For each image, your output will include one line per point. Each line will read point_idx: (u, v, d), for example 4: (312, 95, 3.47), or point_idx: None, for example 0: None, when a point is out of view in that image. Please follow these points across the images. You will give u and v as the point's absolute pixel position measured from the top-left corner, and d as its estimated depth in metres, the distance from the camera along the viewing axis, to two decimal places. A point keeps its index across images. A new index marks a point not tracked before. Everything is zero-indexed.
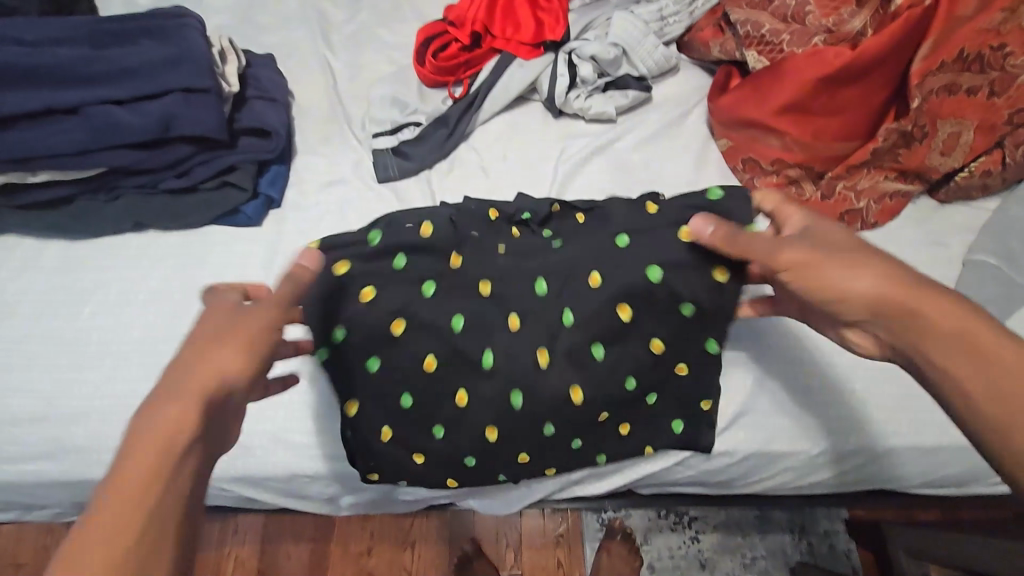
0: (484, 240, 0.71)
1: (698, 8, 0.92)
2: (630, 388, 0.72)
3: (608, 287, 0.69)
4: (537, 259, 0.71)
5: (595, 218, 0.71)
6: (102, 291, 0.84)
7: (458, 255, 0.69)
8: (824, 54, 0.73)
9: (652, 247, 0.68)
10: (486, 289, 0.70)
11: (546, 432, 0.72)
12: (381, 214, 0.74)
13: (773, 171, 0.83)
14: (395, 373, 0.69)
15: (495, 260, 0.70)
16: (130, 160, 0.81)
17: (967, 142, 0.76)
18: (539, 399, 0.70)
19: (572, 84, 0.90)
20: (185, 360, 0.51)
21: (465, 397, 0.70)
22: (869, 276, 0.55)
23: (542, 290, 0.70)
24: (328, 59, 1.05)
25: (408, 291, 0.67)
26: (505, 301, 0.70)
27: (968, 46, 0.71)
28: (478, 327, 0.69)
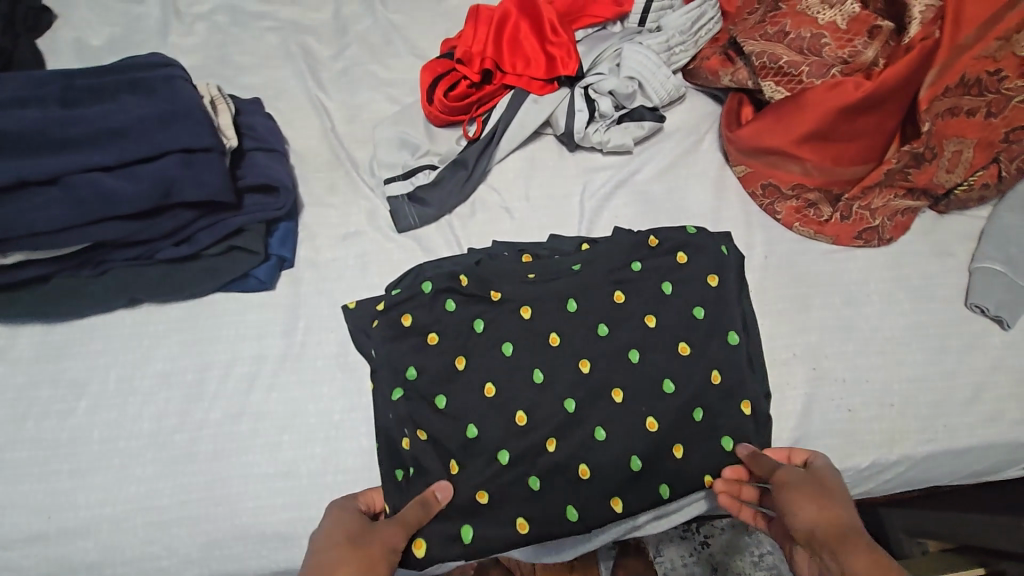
0: (552, 292, 0.77)
1: (702, 36, 0.93)
2: (698, 419, 0.73)
3: (661, 331, 0.76)
4: (601, 304, 0.77)
5: (646, 265, 0.79)
6: (96, 380, 0.74)
7: (530, 308, 0.76)
8: (843, 85, 0.76)
9: (694, 294, 0.77)
10: (554, 338, 0.75)
11: (617, 476, 0.71)
12: (442, 274, 0.77)
13: (792, 195, 0.85)
14: (479, 424, 0.71)
15: (559, 311, 0.76)
16: (123, 232, 0.73)
17: (968, 158, 0.81)
18: (617, 436, 0.72)
19: (591, 118, 0.89)
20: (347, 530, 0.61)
21: (554, 442, 0.71)
22: (818, 511, 0.61)
23: (606, 333, 0.75)
24: (319, 99, 0.98)
25: (486, 347, 0.74)
26: (575, 346, 0.75)
27: (969, 72, 0.76)
28: (552, 373, 0.73)
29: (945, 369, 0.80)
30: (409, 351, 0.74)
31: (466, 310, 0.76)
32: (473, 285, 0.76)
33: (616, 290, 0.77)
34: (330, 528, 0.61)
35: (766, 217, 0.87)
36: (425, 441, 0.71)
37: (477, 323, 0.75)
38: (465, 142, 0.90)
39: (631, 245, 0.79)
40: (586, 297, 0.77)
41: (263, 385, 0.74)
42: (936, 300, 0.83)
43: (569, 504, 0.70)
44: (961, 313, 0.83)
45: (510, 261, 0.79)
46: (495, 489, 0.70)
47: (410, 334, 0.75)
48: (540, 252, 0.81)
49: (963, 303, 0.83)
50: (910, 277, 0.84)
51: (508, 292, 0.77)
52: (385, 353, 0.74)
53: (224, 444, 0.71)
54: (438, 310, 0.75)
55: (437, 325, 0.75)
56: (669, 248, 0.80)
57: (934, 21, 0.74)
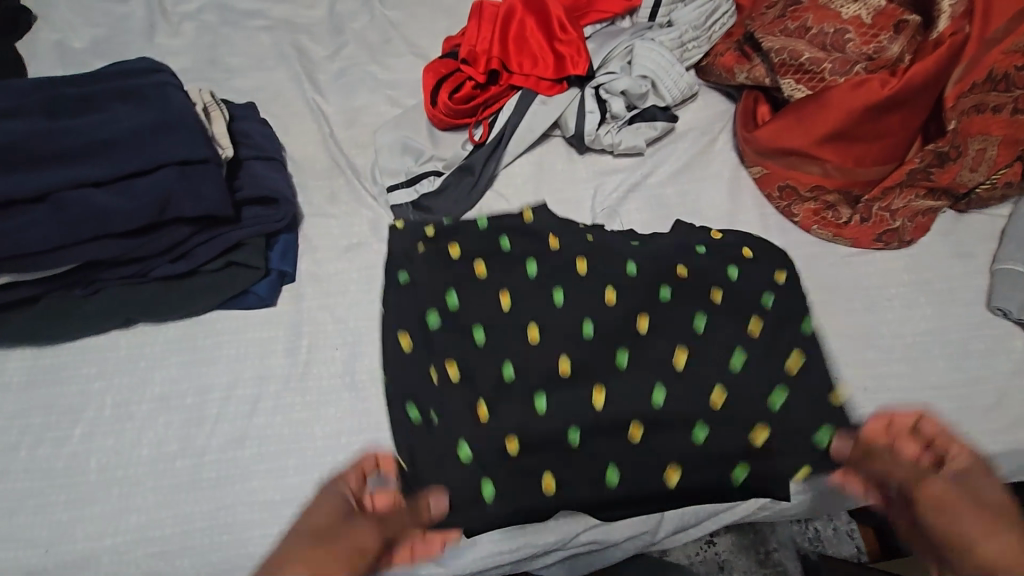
0: (594, 277, 0.73)
1: (716, 31, 0.90)
2: (736, 368, 0.69)
3: (693, 302, 0.73)
4: (649, 289, 0.73)
5: (693, 267, 0.75)
6: (92, 406, 0.71)
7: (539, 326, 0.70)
8: (869, 83, 0.71)
9: (715, 263, 0.75)
10: (587, 326, 0.70)
11: (662, 381, 0.68)
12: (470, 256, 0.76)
13: (810, 196, 0.83)
14: (500, 390, 0.68)
15: (598, 301, 0.72)
16: (119, 250, 0.69)
17: (992, 156, 0.78)
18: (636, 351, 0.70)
19: (602, 120, 0.85)
20: (301, 538, 0.54)
21: (601, 397, 0.67)
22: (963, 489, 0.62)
23: (645, 329, 0.71)
24: (316, 102, 0.94)
25: (525, 364, 0.69)
26: (604, 341, 0.70)
27: (996, 67, 0.72)
28: (585, 365, 0.69)
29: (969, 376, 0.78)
30: (447, 346, 0.70)
31: (486, 303, 0.72)
32: (516, 248, 0.75)
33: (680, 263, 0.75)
34: (307, 521, 0.57)
35: (783, 220, 0.85)
36: (457, 374, 0.69)
37: (502, 301, 0.72)
38: (472, 146, 0.86)
39: (672, 251, 0.76)
40: (625, 287, 0.73)
41: (267, 408, 0.71)
42: (958, 303, 0.82)
43: (572, 428, 0.66)
44: (983, 317, 0.81)
45: (536, 241, 0.76)
46: (528, 438, 0.66)
47: (456, 263, 0.74)
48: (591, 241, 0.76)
49: (984, 306, 0.82)
50: (930, 279, 0.83)
51: (546, 268, 0.74)
52: (420, 278, 0.74)
53: (229, 471, 0.68)
54: (466, 273, 0.74)
55: (467, 291, 0.73)
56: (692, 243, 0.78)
57: (965, 15, 0.70)
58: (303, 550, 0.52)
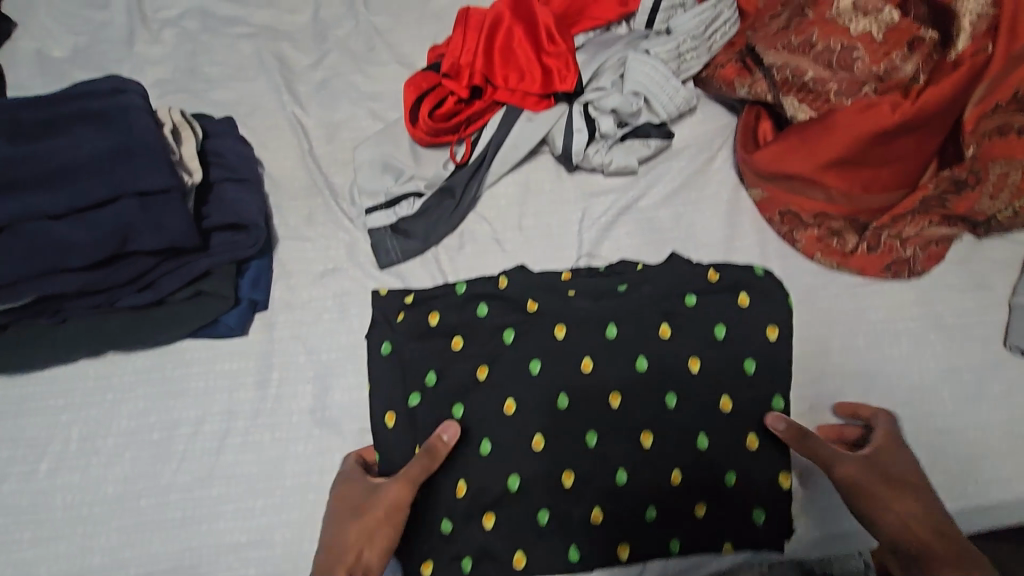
0: (571, 348, 0.70)
1: (716, 40, 0.84)
2: (702, 447, 0.68)
3: (676, 369, 0.70)
4: (627, 361, 0.70)
5: (676, 329, 0.71)
6: (60, 439, 0.69)
7: (514, 401, 0.69)
8: (878, 106, 0.65)
9: (697, 322, 0.71)
10: (562, 400, 0.69)
11: (626, 462, 0.67)
12: (452, 306, 0.73)
13: (813, 223, 0.78)
14: (469, 464, 0.67)
15: (575, 371, 0.70)
16: (83, 283, 0.67)
17: (1016, 182, 0.71)
18: (607, 429, 0.68)
19: (591, 139, 0.80)
20: (343, 510, 0.62)
21: (571, 476, 0.67)
22: (901, 468, 0.63)
23: (617, 404, 0.69)
24: (295, 116, 0.90)
25: (507, 446, 0.67)
26: (584, 416, 0.68)
27: (1022, 88, 0.67)
28: (558, 440, 0.68)
29: (978, 420, 0.73)
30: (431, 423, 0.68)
31: (462, 374, 0.70)
32: (493, 316, 0.72)
33: (662, 322, 0.71)
34: (344, 498, 0.64)
35: (784, 246, 0.80)
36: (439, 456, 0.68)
37: (481, 371, 0.70)
38: (453, 166, 0.82)
39: (656, 298, 0.72)
40: (604, 359, 0.70)
41: (235, 445, 0.69)
42: (971, 340, 0.76)
43: (544, 507, 0.67)
44: (999, 356, 0.76)
45: (513, 309, 0.73)
46: (502, 512, 0.66)
47: (435, 335, 0.72)
48: (572, 303, 0.73)
49: (1000, 344, 0.76)
50: (941, 313, 0.77)
51: (525, 340, 0.71)
52: (409, 354, 0.71)
53: (196, 509, 0.67)
54: (445, 348, 0.71)
55: (447, 371, 0.70)
56: (678, 291, 0.73)
57: (987, 36, 0.62)
58: (349, 522, 0.61)
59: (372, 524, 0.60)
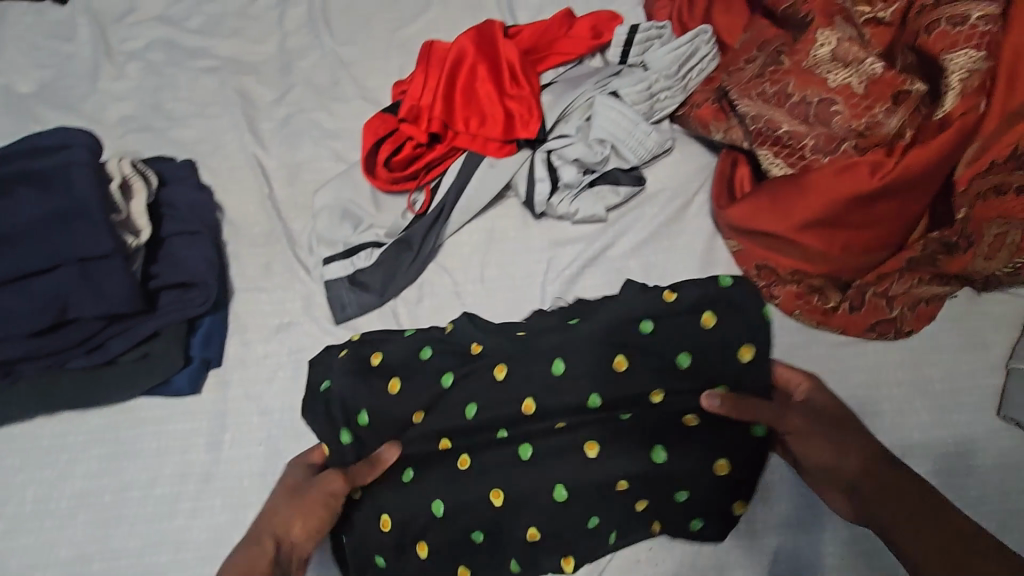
0: (514, 390, 0.66)
1: (692, 78, 0.79)
2: (682, 499, 0.64)
3: (632, 397, 0.65)
4: (580, 398, 0.65)
5: (634, 361, 0.65)
6: (12, 501, 0.69)
7: (467, 457, 0.66)
8: (856, 169, 0.60)
9: (652, 353, 0.65)
10: (501, 431, 0.66)
11: (596, 509, 0.64)
12: (391, 342, 0.70)
13: (792, 278, 0.73)
14: (402, 491, 0.65)
15: (519, 411, 0.66)
16: (25, 348, 0.67)
17: (1016, 241, 0.64)
18: (564, 477, 0.64)
19: (555, 188, 0.76)
20: (277, 501, 0.62)
21: (535, 532, 0.64)
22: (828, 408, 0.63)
23: (563, 429, 0.65)
24: (257, 156, 0.88)
25: (459, 504, 0.64)
26: (519, 443, 0.65)
27: (1022, 142, 0.62)
28: (495, 470, 0.65)
29: (967, 497, 0.68)
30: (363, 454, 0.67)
31: (395, 409, 0.67)
32: (434, 360, 0.68)
33: (617, 354, 0.66)
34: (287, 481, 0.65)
35: (762, 301, 0.74)
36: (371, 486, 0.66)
37: (416, 412, 0.67)
38: (411, 216, 0.79)
39: (610, 329, 0.66)
40: (554, 399, 0.65)
41: (185, 510, 0.68)
42: (961, 408, 0.71)
43: (477, 529, 0.64)
44: (992, 426, 0.70)
45: (454, 352, 0.69)
46: (434, 540, 0.65)
47: (373, 374, 0.68)
48: (521, 339, 0.68)
49: (994, 412, 0.71)
50: (929, 377, 0.72)
51: (468, 384, 0.67)
52: (338, 388, 0.68)
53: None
54: (380, 388, 0.68)
55: (381, 415, 0.67)
56: (633, 316, 0.66)
57: (979, 91, 0.57)
58: (283, 510, 0.61)
59: (308, 508, 0.61)
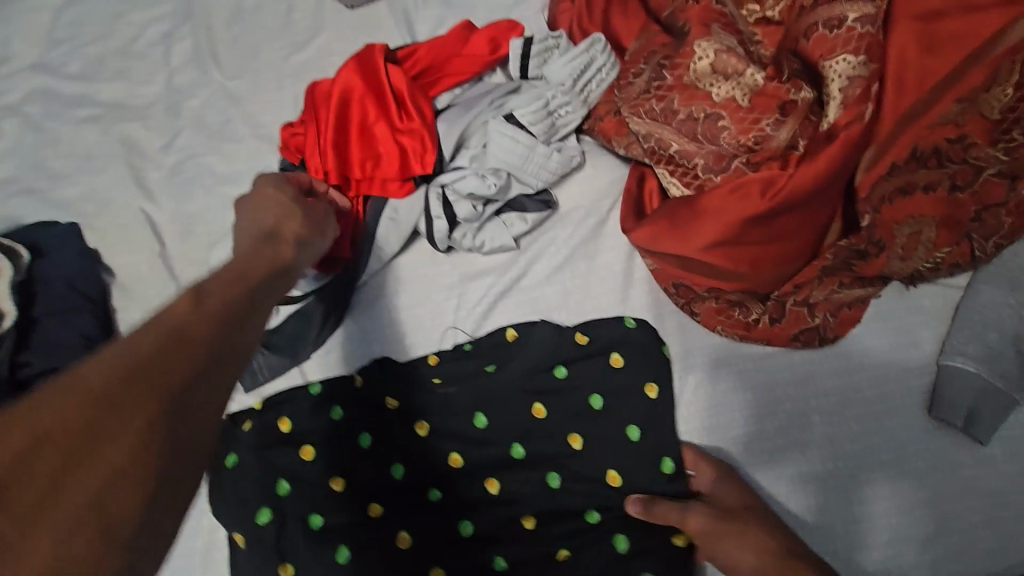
0: (434, 446, 0.63)
1: (593, 90, 0.74)
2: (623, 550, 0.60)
3: (547, 439, 0.64)
4: (493, 442, 0.64)
5: (551, 408, 0.65)
6: None
7: (409, 535, 0.59)
8: (748, 186, 0.56)
9: (563, 392, 0.65)
10: (435, 491, 0.62)
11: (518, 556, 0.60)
12: (305, 408, 0.64)
13: (711, 294, 0.70)
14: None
15: (446, 466, 0.63)
16: None
17: (930, 239, 0.62)
18: (488, 525, 0.61)
19: (454, 223, 0.72)
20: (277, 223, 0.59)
21: None
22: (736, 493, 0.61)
23: (496, 489, 0.62)
24: (147, 209, 0.82)
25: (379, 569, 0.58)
26: (456, 503, 0.62)
27: (920, 143, 0.58)
28: (428, 540, 0.60)
29: (907, 506, 0.65)
30: (284, 543, 0.58)
31: (316, 485, 0.60)
32: (349, 420, 0.64)
33: (536, 401, 0.65)
34: (253, 207, 0.61)
35: (683, 318, 0.71)
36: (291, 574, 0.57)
37: (337, 482, 0.61)
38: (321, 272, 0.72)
39: (530, 367, 0.66)
40: (466, 446, 0.64)
41: None
42: (896, 412, 0.68)
43: None
44: (927, 428, 0.67)
45: (369, 408, 0.65)
46: None
47: (283, 444, 0.62)
48: (437, 393, 0.66)
49: (925, 415, 0.68)
50: (859, 382, 0.69)
51: (385, 443, 0.63)
52: (250, 465, 0.61)
53: None
54: (292, 458, 0.61)
55: (300, 485, 0.60)
56: (550, 357, 0.67)
57: (862, 98, 0.53)
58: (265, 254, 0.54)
59: (257, 284, 0.49)
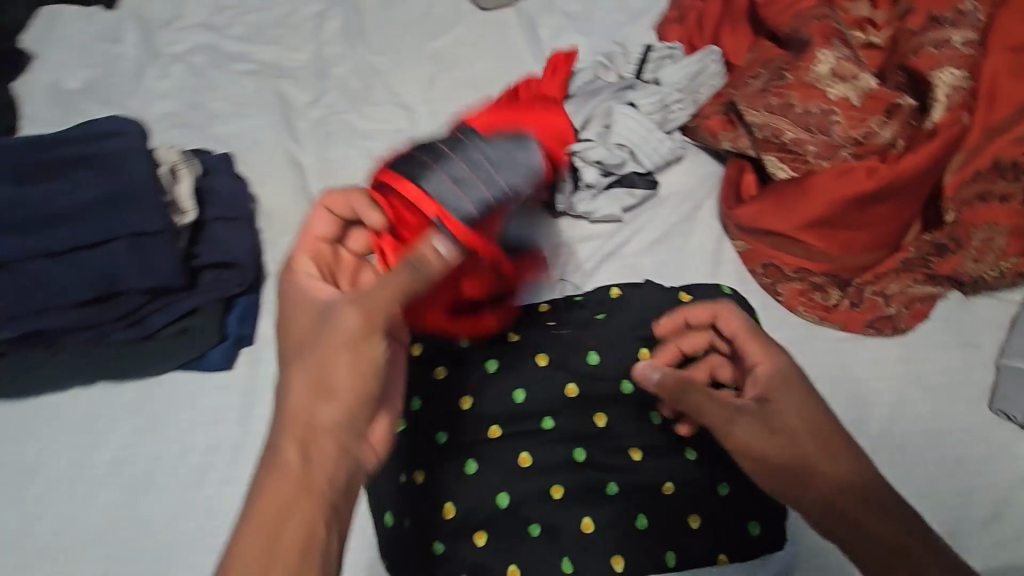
0: (551, 377, 0.71)
1: (702, 93, 0.85)
2: (722, 493, 0.67)
3: None
4: (599, 376, 0.72)
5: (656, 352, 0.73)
6: (46, 465, 0.72)
7: (529, 454, 0.67)
8: (853, 172, 0.66)
9: None
10: (547, 420, 0.69)
11: (617, 476, 0.67)
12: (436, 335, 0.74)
13: (796, 276, 0.78)
14: (458, 479, 0.66)
15: (558, 393, 0.70)
16: (72, 319, 0.69)
17: (1000, 245, 0.71)
18: (596, 451, 0.68)
19: (575, 187, 0.82)
20: (297, 341, 0.53)
21: (560, 490, 0.66)
22: (760, 434, 0.56)
23: (604, 423, 0.69)
24: (292, 151, 0.93)
25: (495, 472, 0.66)
26: (567, 429, 0.69)
27: (1002, 156, 0.67)
28: (541, 458, 0.67)
29: (963, 485, 0.72)
30: (421, 446, 0.68)
31: (446, 402, 0.70)
32: (475, 349, 0.73)
33: (642, 346, 0.73)
34: (287, 335, 0.54)
35: (768, 297, 0.79)
36: (423, 478, 0.67)
37: (463, 400, 0.70)
38: None
39: (638, 320, 0.74)
40: (576, 376, 0.71)
41: (215, 480, 0.70)
42: (958, 401, 0.74)
43: (533, 520, 0.64)
44: (986, 419, 0.74)
45: (494, 340, 0.73)
46: (494, 530, 0.64)
47: (418, 365, 0.72)
48: (555, 333, 0.74)
49: (986, 405, 0.74)
50: (926, 372, 0.76)
51: (507, 369, 0.71)
52: None
53: (170, 542, 0.67)
54: (426, 376, 0.71)
55: (433, 400, 0.70)
56: (655, 311, 0.75)
57: (960, 107, 0.64)
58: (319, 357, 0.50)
59: (287, 483, 0.48)
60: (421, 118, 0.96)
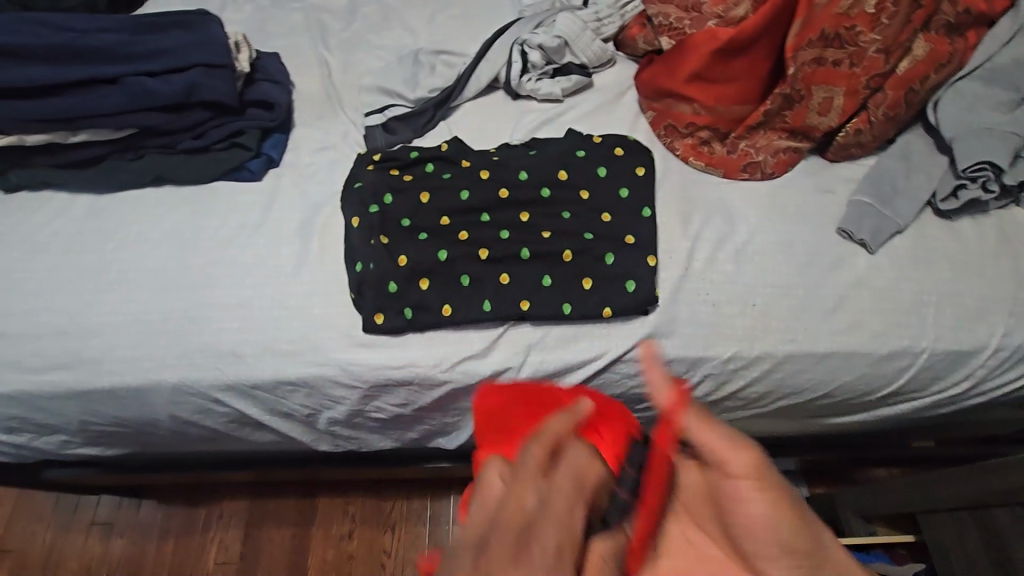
0: (489, 185, 0.95)
1: (628, 11, 1.12)
2: (609, 262, 0.90)
3: (560, 191, 0.95)
4: (523, 187, 0.95)
5: (571, 174, 0.96)
6: (121, 232, 0.99)
7: (466, 232, 0.93)
8: (717, 34, 0.94)
9: (577, 168, 0.96)
10: (484, 215, 0.94)
11: (530, 246, 0.91)
12: (406, 155, 0.99)
13: (687, 134, 1.00)
14: (415, 247, 0.92)
15: (494, 195, 0.94)
16: (155, 122, 0.98)
17: (840, 104, 0.93)
18: (519, 236, 0.92)
19: (524, 69, 1.09)
20: None
21: (486, 253, 0.91)
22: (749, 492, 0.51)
23: (526, 219, 0.93)
24: (324, 56, 1.24)
25: (449, 243, 0.92)
26: (499, 220, 0.93)
27: (827, 27, 0.90)
28: (477, 235, 0.93)
29: (807, 284, 0.90)
30: (386, 224, 0.94)
31: (410, 197, 0.95)
32: (437, 169, 0.99)
33: (561, 169, 0.96)
34: None
35: (667, 152, 1.01)
36: (386, 241, 0.92)
37: (422, 196, 0.95)
38: (435, 92, 1.10)
39: (562, 152, 0.98)
40: (509, 186, 0.95)
41: (240, 245, 0.97)
42: (811, 227, 0.94)
43: (465, 275, 0.91)
44: (832, 239, 0.93)
45: (450, 164, 0.98)
46: (435, 278, 0.91)
47: (394, 176, 0.97)
48: (494, 159, 0.98)
49: (834, 229, 0.94)
50: (785, 205, 0.95)
51: (458, 178, 0.96)
52: (370, 182, 0.97)
53: (202, 279, 0.94)
54: (397, 180, 0.97)
55: (402, 196, 0.95)
56: (574, 146, 0.98)
57: None
58: None
59: None
60: (422, 41, 1.25)
